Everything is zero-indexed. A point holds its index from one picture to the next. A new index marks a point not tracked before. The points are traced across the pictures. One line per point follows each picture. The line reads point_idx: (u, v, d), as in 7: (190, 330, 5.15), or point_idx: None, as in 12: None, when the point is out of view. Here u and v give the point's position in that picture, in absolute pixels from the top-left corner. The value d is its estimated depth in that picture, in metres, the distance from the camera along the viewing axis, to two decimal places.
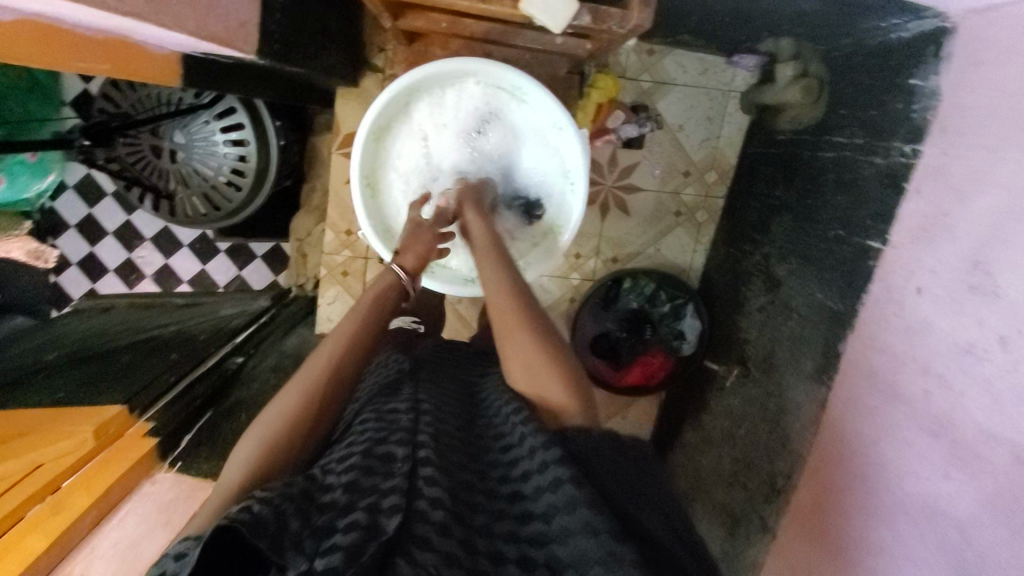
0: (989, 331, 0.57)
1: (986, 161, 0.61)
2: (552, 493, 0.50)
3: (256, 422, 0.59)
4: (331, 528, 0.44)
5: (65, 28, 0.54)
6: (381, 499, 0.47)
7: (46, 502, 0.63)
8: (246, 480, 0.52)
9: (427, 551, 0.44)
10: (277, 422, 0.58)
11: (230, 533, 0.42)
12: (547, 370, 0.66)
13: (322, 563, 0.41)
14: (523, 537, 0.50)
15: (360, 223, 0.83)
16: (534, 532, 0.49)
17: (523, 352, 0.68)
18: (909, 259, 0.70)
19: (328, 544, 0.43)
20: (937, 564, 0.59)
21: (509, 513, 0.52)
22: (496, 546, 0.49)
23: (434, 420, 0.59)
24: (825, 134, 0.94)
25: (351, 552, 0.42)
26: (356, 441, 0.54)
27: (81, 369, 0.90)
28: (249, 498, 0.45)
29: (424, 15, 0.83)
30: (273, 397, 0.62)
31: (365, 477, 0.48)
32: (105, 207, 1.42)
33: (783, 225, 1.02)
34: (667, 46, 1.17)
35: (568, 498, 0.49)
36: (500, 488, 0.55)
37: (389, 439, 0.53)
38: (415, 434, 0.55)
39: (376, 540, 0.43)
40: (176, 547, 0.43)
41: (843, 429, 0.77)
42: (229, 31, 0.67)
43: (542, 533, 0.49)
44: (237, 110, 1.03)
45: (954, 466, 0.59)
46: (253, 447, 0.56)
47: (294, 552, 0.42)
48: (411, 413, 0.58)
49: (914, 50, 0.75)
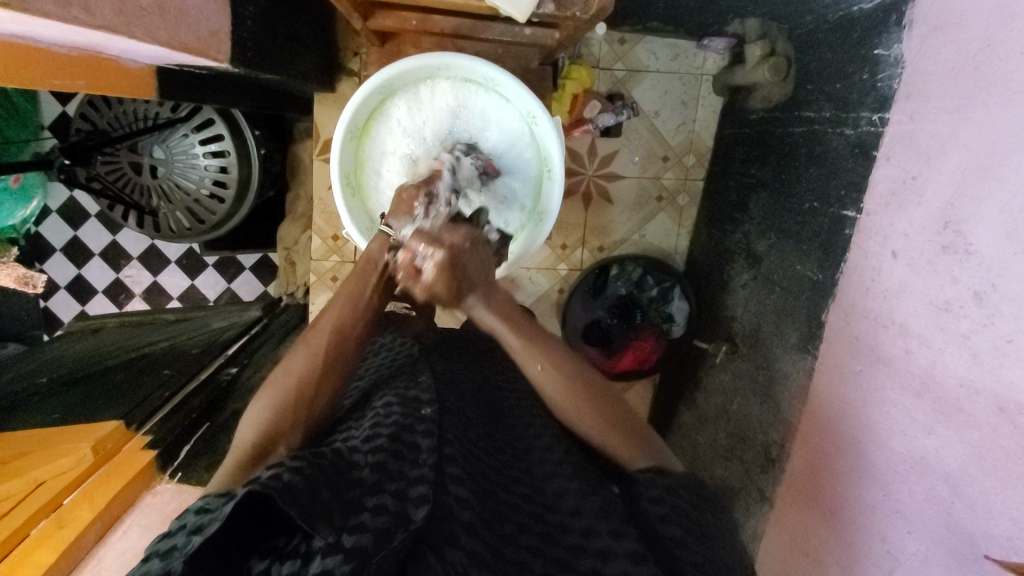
0: (964, 288, 0.58)
1: (948, 124, 0.63)
2: (583, 538, 0.51)
3: (267, 384, 0.61)
4: (359, 505, 0.46)
5: (40, 46, 0.55)
6: (409, 487, 0.48)
7: (50, 519, 0.64)
8: (256, 442, 0.57)
9: (456, 550, 0.46)
10: (285, 382, 0.60)
11: (260, 498, 0.43)
12: (594, 419, 0.63)
13: (352, 540, 0.43)
14: (550, 556, 0.50)
15: (342, 220, 0.84)
16: (558, 556, 0.50)
17: (584, 420, 0.63)
18: (884, 226, 0.72)
19: (356, 521, 0.44)
20: (928, 515, 0.61)
21: (534, 529, 0.52)
22: (522, 557, 0.49)
23: (458, 427, 0.60)
24: (795, 109, 0.96)
25: (380, 535, 0.44)
26: (381, 421, 0.56)
27: (75, 389, 0.90)
28: (280, 466, 0.47)
29: (393, 14, 0.85)
30: (286, 351, 0.64)
31: (392, 460, 0.51)
32: (89, 228, 1.42)
33: (760, 202, 1.04)
34: (638, 34, 1.18)
35: (602, 547, 0.50)
36: (524, 505, 0.55)
37: (416, 428, 0.56)
38: (440, 429, 0.57)
39: (405, 528, 0.45)
40: (197, 503, 0.47)
41: (831, 393, 0.79)
42: (201, 39, 0.67)
43: (568, 559, 0.50)
44: (215, 122, 1.03)
45: (939, 422, 0.60)
46: (266, 405, 0.59)
47: (324, 523, 0.43)
48: (435, 404, 0.61)
49: (874, 20, 0.77)
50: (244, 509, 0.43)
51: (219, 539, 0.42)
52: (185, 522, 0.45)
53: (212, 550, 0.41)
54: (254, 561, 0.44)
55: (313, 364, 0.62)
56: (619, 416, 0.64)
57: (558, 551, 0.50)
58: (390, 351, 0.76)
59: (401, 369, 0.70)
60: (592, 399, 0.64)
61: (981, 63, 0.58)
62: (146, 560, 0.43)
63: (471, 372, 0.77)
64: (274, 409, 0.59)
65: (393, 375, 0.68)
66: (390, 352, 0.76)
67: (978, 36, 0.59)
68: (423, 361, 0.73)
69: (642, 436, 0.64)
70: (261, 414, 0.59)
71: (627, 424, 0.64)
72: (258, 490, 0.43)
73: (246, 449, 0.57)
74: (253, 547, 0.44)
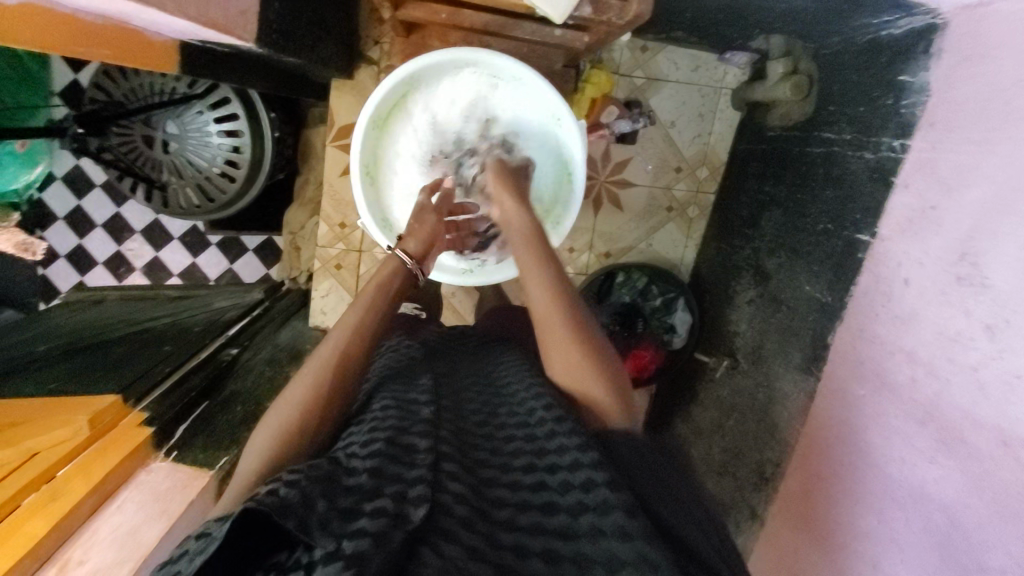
0: (976, 321, 0.59)
1: (972, 156, 0.62)
2: (581, 493, 0.50)
3: (267, 416, 0.60)
4: (357, 511, 0.45)
5: (65, 12, 0.55)
6: (407, 488, 0.48)
7: (41, 491, 0.63)
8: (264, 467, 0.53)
9: (452, 546, 0.45)
10: (295, 407, 0.59)
11: (257, 517, 0.43)
12: (587, 380, 0.65)
13: (351, 546, 0.42)
14: (551, 529, 0.49)
15: (360, 213, 0.86)
16: (560, 526, 0.49)
17: (567, 372, 0.66)
18: (899, 251, 0.72)
19: (354, 527, 0.44)
20: (924, 546, 0.61)
21: (533, 504, 0.51)
22: (521, 541, 0.48)
23: (457, 422, 0.60)
24: (815, 130, 0.96)
25: (379, 538, 0.43)
26: (378, 425, 0.55)
27: (76, 361, 0.89)
28: (276, 481, 0.47)
29: (424, 5, 0.83)
30: (291, 378, 0.63)
31: (389, 464, 0.50)
32: (94, 199, 1.41)
33: (772, 219, 1.04)
34: (660, 43, 1.18)
35: (600, 500, 0.49)
36: (524, 480, 0.54)
37: (412, 430, 0.55)
38: (436, 428, 0.57)
39: (403, 529, 0.44)
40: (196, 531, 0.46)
41: (830, 418, 0.79)
42: (229, 17, 0.67)
43: (569, 526, 0.49)
44: (232, 101, 1.02)
45: (941, 453, 0.61)
46: (271, 429, 0.57)
47: (322, 532, 0.43)
48: (432, 405, 0.60)
49: (902, 46, 0.77)
50: (248, 524, 0.43)
51: (228, 557, 0.42)
52: (188, 547, 0.44)
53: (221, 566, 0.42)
54: None
55: (317, 381, 0.61)
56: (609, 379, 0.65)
57: (553, 525, 0.49)
58: (394, 351, 0.74)
59: (401, 370, 0.68)
60: (587, 355, 0.67)
61: (1012, 97, 0.58)
62: None
63: (470, 366, 0.77)
64: (277, 436, 0.57)
65: (393, 375, 0.67)
66: (397, 352, 0.74)
67: (1011, 70, 0.59)
68: (424, 364, 0.72)
69: (621, 391, 0.66)
70: (265, 438, 0.57)
71: (608, 374, 0.66)
72: (254, 508, 0.42)
73: (251, 471, 0.54)
74: (256, 564, 0.44)
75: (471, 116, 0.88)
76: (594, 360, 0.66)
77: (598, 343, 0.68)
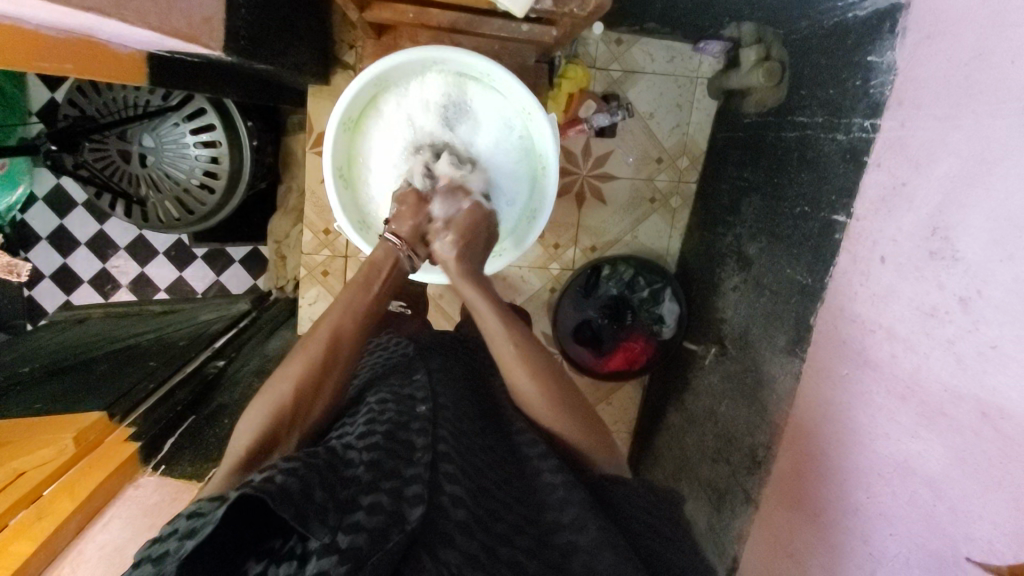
0: (950, 294, 0.59)
1: (939, 131, 0.63)
2: (575, 532, 0.51)
3: (266, 386, 0.61)
4: (354, 504, 0.45)
5: (27, 29, 0.55)
6: (404, 486, 0.48)
7: (29, 510, 0.63)
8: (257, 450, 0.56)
9: (450, 550, 0.46)
10: (287, 387, 0.60)
11: (252, 501, 0.43)
12: (567, 426, 0.64)
13: (347, 540, 0.42)
14: (545, 558, 0.50)
15: (336, 217, 0.84)
16: (554, 560, 0.50)
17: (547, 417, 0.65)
18: (875, 229, 0.72)
19: (350, 520, 0.44)
20: (911, 520, 0.61)
21: (526, 531, 0.51)
22: (517, 557, 0.48)
23: (456, 423, 0.60)
24: (789, 114, 0.96)
25: (376, 534, 0.43)
26: (376, 418, 0.56)
27: (61, 379, 0.88)
28: (272, 469, 0.46)
29: (390, 6, 0.84)
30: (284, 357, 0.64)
31: (387, 458, 0.50)
32: (76, 217, 1.40)
33: (752, 205, 1.05)
34: (634, 35, 1.18)
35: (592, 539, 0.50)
36: (516, 507, 0.54)
37: (411, 426, 0.55)
38: (433, 426, 0.57)
39: (400, 528, 0.45)
40: (189, 508, 0.47)
41: (816, 399, 0.80)
42: (193, 26, 0.66)
43: (560, 562, 0.50)
44: (207, 112, 1.01)
45: (923, 427, 0.61)
46: (262, 410, 0.58)
47: (318, 524, 0.43)
48: (429, 402, 0.60)
49: (868, 27, 0.77)
50: (239, 510, 0.43)
51: (216, 546, 0.42)
52: (178, 527, 0.45)
53: (211, 549, 0.41)
54: (251, 563, 0.44)
55: (309, 363, 0.62)
56: (591, 425, 0.65)
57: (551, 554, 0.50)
58: (386, 348, 0.76)
59: (397, 365, 0.69)
60: (562, 407, 0.65)
61: (972, 71, 0.59)
62: (139, 566, 0.43)
63: (463, 367, 0.77)
64: (270, 414, 0.58)
65: (387, 372, 0.68)
66: (386, 349, 0.75)
67: (971, 45, 0.59)
68: (419, 360, 0.71)
69: (593, 424, 0.65)
70: (258, 416, 0.58)
71: (583, 412, 0.65)
72: (251, 492, 0.42)
73: (244, 455, 0.56)
74: (252, 549, 0.44)
75: (440, 116, 0.88)
76: (572, 408, 0.65)
77: (575, 393, 0.67)
